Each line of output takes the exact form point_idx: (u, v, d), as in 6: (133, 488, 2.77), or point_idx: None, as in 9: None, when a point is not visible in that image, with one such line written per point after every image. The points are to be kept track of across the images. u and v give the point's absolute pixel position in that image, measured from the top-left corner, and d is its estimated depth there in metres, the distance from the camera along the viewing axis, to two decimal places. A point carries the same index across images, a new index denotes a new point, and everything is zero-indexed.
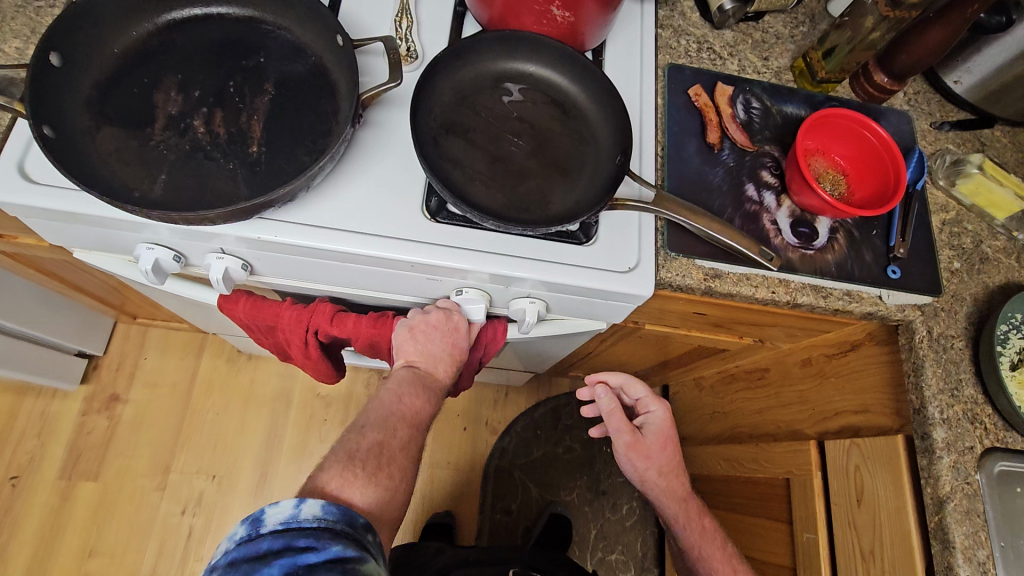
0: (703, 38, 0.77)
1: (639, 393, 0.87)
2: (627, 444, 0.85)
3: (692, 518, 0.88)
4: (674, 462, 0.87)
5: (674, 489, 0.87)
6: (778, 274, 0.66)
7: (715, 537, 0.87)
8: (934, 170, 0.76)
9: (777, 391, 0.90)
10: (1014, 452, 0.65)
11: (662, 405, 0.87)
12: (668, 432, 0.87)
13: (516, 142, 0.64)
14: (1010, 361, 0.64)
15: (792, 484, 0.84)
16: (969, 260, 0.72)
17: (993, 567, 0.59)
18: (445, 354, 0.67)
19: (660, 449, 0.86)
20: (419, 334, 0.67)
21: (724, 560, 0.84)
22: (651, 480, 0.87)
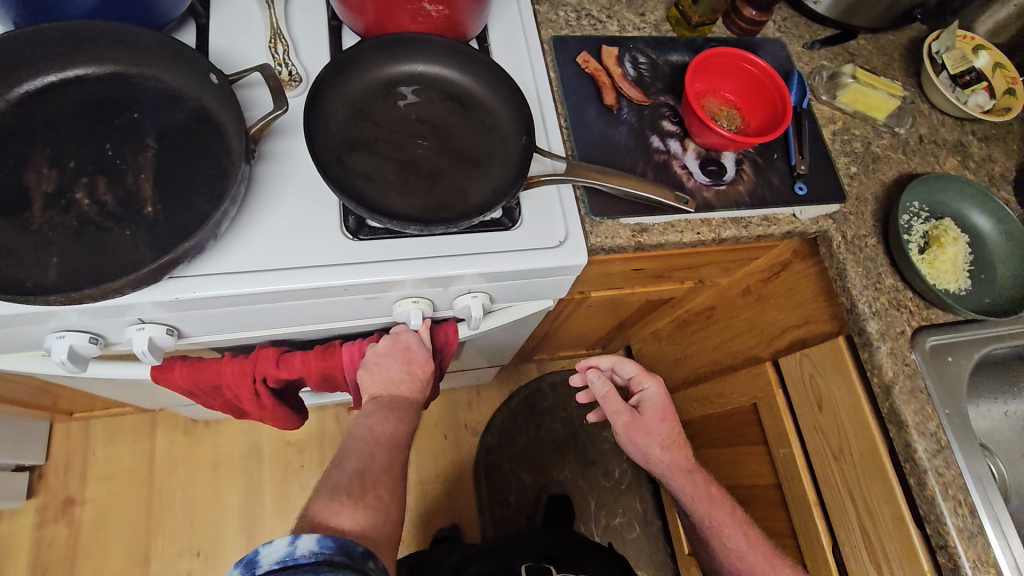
0: (580, 7, 0.79)
1: (631, 371, 0.88)
2: (625, 422, 0.86)
3: (701, 491, 0.87)
4: (676, 433, 0.89)
5: (680, 461, 0.88)
6: (698, 215, 0.68)
7: (728, 507, 0.86)
8: (815, 87, 0.81)
9: (727, 325, 0.94)
10: (940, 326, 0.69)
11: (655, 380, 0.88)
12: (665, 405, 0.88)
13: (421, 143, 0.63)
14: (918, 245, 0.72)
15: (760, 407, 0.88)
16: (864, 162, 0.77)
17: (944, 436, 0.63)
18: (405, 374, 0.67)
19: (660, 421, 0.87)
20: (374, 366, 0.66)
21: (738, 529, 0.83)
22: (655, 456, 0.88)
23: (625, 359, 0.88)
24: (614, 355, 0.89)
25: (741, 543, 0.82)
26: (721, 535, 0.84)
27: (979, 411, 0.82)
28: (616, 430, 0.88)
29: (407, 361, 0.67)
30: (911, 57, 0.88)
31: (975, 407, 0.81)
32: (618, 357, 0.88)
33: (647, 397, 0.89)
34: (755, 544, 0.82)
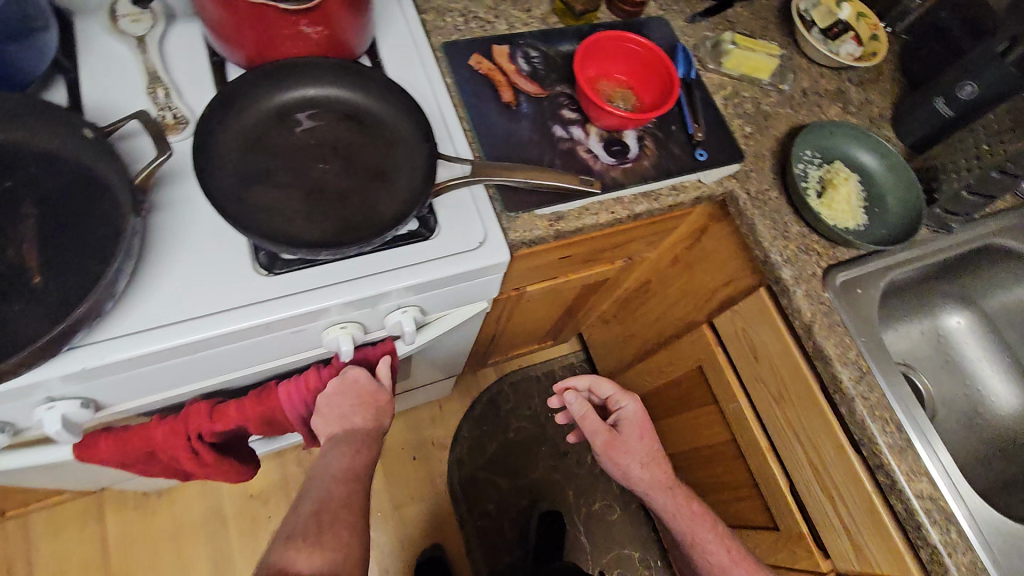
0: (466, 10, 0.80)
1: (608, 390, 0.92)
2: (604, 441, 0.88)
3: (682, 507, 0.88)
4: (656, 450, 0.90)
5: (660, 477, 0.89)
6: (610, 195, 0.70)
7: (710, 522, 0.87)
8: (702, 57, 0.84)
9: (663, 295, 0.98)
10: (847, 262, 0.74)
11: (632, 399, 0.92)
12: (643, 423, 0.90)
13: (324, 167, 0.62)
14: (816, 190, 0.76)
15: (705, 368, 0.91)
16: (756, 121, 0.81)
17: (866, 363, 0.67)
18: (357, 409, 0.65)
19: (638, 440, 0.89)
20: (326, 407, 0.65)
21: (720, 545, 0.84)
22: (634, 474, 0.89)
23: (601, 378, 0.91)
24: (591, 375, 0.93)
25: (721, 557, 0.83)
26: (702, 550, 0.85)
27: (897, 335, 0.88)
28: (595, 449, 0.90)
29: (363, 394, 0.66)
30: (784, 17, 0.93)
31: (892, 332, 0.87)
32: (595, 376, 0.92)
33: (625, 415, 0.92)
34: (736, 559, 0.83)
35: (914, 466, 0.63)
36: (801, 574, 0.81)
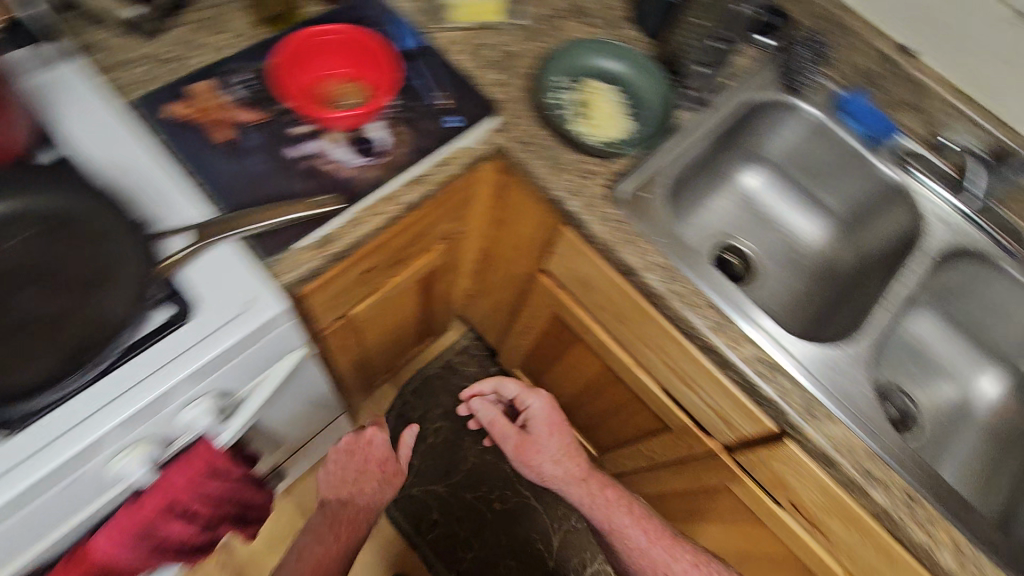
0: (150, 51, 0.69)
1: (514, 391, 1.01)
2: (514, 444, 0.99)
3: (600, 499, 0.96)
4: (569, 442, 0.99)
5: (575, 471, 0.97)
6: (373, 195, 0.64)
7: (626, 506, 0.96)
8: (430, 17, 0.79)
9: (501, 255, 0.97)
10: (631, 172, 0.74)
11: (538, 397, 1.00)
12: (554, 419, 0.99)
13: (25, 295, 0.53)
14: (578, 112, 0.76)
15: (560, 312, 0.92)
16: (505, 64, 0.78)
17: (671, 263, 0.70)
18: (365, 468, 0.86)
19: (550, 436, 0.97)
20: (340, 464, 0.86)
21: (636, 524, 0.94)
22: (549, 471, 0.98)
23: (507, 379, 1.00)
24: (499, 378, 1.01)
25: (642, 537, 0.92)
26: (623, 536, 0.93)
27: (706, 212, 0.94)
28: (508, 450, 1.00)
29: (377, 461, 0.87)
30: None
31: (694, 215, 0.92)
32: (501, 380, 1.01)
33: (533, 413, 1.01)
34: (652, 535, 0.92)
35: (736, 334, 0.67)
36: (699, 459, 0.87)
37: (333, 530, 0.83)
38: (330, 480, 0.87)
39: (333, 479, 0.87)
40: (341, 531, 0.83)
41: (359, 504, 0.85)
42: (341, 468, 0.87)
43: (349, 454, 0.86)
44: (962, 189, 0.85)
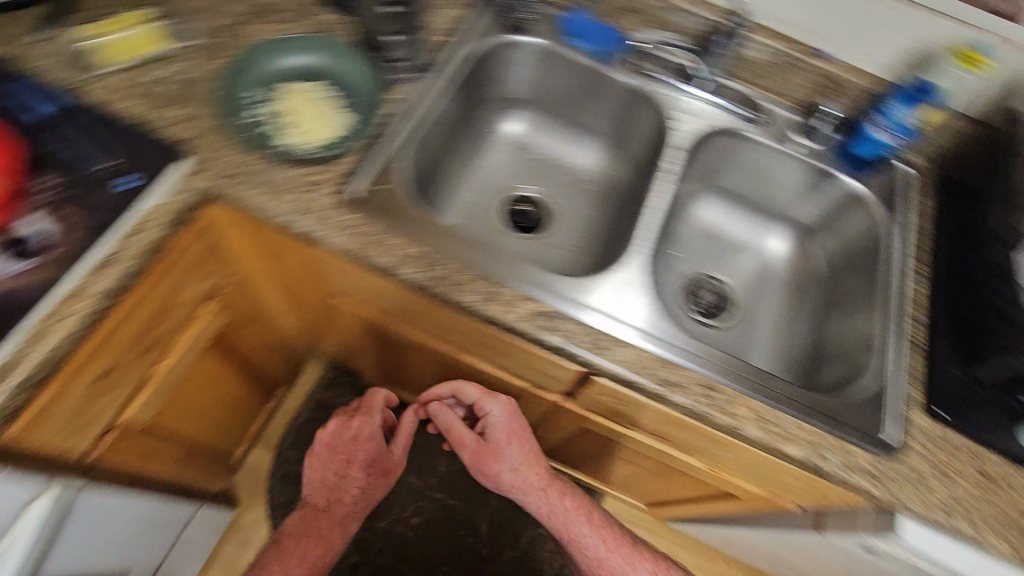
0: None
1: (473, 396, 0.88)
2: (473, 449, 0.92)
3: (556, 507, 0.95)
4: (530, 454, 0.93)
5: (534, 481, 0.93)
6: (55, 296, 0.57)
7: (584, 513, 0.96)
8: (77, 70, 0.69)
9: (298, 290, 0.86)
10: (359, 169, 0.69)
11: (499, 403, 0.87)
12: (515, 426, 0.90)
13: None
14: (280, 121, 0.69)
15: (377, 323, 0.86)
16: (183, 94, 0.69)
17: (425, 249, 0.66)
18: (348, 465, 0.97)
19: (507, 445, 0.90)
20: (318, 463, 0.98)
21: (592, 532, 0.95)
22: (506, 478, 0.93)
23: (465, 381, 0.87)
24: (455, 379, 0.89)
25: (598, 546, 0.95)
26: (580, 543, 0.95)
27: (484, 168, 0.93)
28: (467, 455, 0.94)
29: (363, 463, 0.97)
30: None
31: (462, 184, 0.91)
32: (460, 382, 0.88)
33: (490, 421, 0.90)
34: (611, 543, 0.95)
35: (509, 297, 0.66)
36: (551, 410, 0.87)
37: (315, 527, 0.94)
38: (316, 469, 0.98)
39: (318, 469, 0.98)
40: (319, 531, 0.94)
41: (344, 501, 0.97)
42: (336, 452, 0.97)
43: (332, 446, 0.98)
44: (692, 78, 0.87)
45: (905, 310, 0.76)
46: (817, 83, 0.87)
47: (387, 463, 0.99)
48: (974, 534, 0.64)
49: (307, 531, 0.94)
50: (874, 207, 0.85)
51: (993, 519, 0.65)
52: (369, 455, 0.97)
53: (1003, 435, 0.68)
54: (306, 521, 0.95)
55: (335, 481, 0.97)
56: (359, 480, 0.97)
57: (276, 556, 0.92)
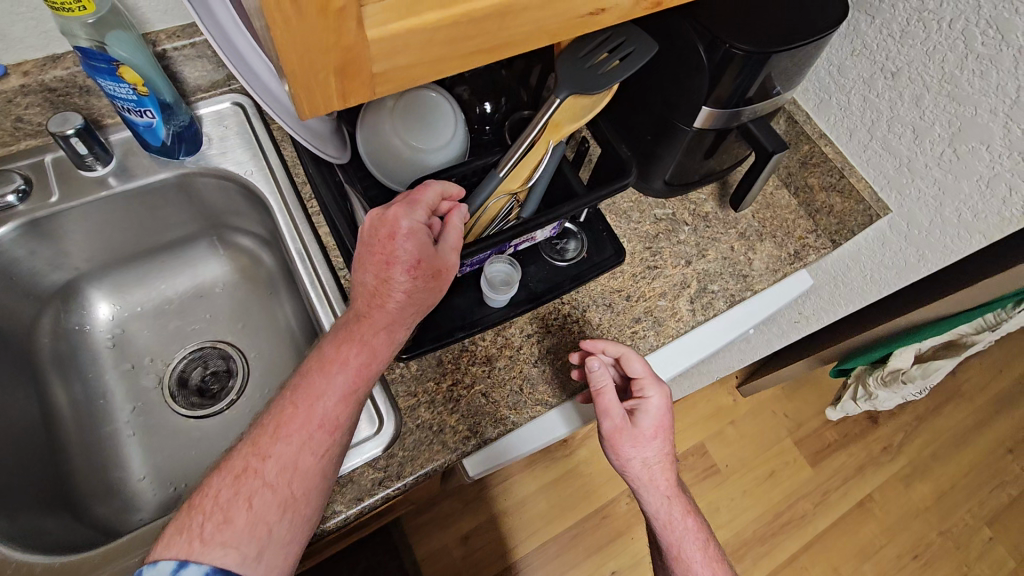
0: None
1: (637, 368, 0.61)
2: (615, 427, 0.60)
3: (677, 519, 0.64)
4: (664, 458, 0.63)
5: (661, 484, 0.62)
6: None
7: (705, 539, 0.64)
8: None
9: None
10: None
11: (662, 392, 0.61)
12: (662, 424, 0.61)
13: None
14: None
15: None
16: None
17: None
18: (388, 275, 0.51)
19: (653, 439, 0.61)
20: (366, 260, 0.51)
21: (708, 566, 0.63)
22: (636, 467, 0.61)
23: (631, 354, 0.61)
24: (621, 343, 0.62)
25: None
26: (688, 567, 0.63)
27: None
28: (606, 429, 0.60)
29: (413, 268, 0.50)
30: None
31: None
32: (626, 348, 0.62)
33: (647, 412, 0.60)
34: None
35: None
36: None
37: (336, 366, 0.51)
38: (354, 289, 0.53)
39: (359, 291, 0.52)
40: (341, 376, 0.51)
41: (388, 312, 0.52)
42: (373, 256, 0.51)
43: (372, 246, 0.51)
44: None
45: (325, 268, 0.67)
46: (43, 103, 0.63)
47: (440, 263, 0.52)
48: (504, 429, 0.60)
49: (349, 340, 0.52)
50: (212, 166, 0.70)
51: (511, 395, 0.62)
52: (411, 255, 0.50)
53: (470, 314, 0.63)
54: (326, 351, 0.52)
55: (371, 301, 0.52)
56: (402, 285, 0.51)
57: (310, 363, 0.52)
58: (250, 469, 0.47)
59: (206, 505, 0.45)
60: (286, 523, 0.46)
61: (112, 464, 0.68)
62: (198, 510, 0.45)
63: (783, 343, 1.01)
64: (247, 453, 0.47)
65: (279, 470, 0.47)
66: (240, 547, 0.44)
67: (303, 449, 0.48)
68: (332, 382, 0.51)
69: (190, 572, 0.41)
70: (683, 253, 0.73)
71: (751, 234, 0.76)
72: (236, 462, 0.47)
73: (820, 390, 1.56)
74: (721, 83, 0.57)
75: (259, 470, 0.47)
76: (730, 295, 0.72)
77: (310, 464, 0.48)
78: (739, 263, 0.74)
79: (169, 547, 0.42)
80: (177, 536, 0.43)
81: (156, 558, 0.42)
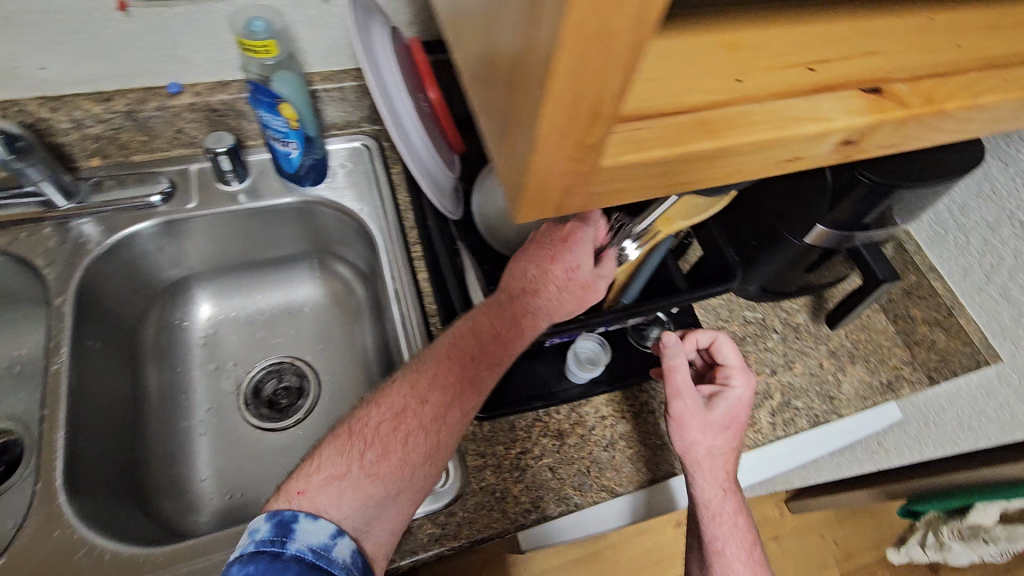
0: None
1: (729, 356, 0.62)
2: (687, 408, 0.58)
3: (728, 515, 0.60)
4: (733, 453, 0.60)
5: (722, 478, 0.58)
6: None
7: (749, 541, 0.62)
8: None
9: None
10: None
11: (745, 384, 0.61)
12: (738, 417, 0.60)
13: None
14: None
15: None
16: None
17: None
18: (544, 268, 0.55)
19: (724, 428, 0.59)
20: (531, 253, 0.57)
21: (747, 567, 0.61)
22: (702, 455, 0.58)
23: (725, 341, 0.62)
24: (714, 330, 0.64)
25: None
26: (726, 563, 0.61)
27: None
28: (679, 406, 0.58)
29: (570, 272, 0.55)
30: None
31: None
32: (719, 337, 0.63)
33: (726, 399, 0.60)
34: None
35: None
36: None
37: (494, 338, 0.53)
38: (517, 268, 0.57)
39: (524, 265, 0.56)
40: (498, 345, 0.53)
41: (540, 300, 0.55)
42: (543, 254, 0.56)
43: (544, 244, 0.57)
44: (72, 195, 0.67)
45: (417, 313, 0.68)
46: (204, 120, 0.70)
47: (591, 278, 0.56)
48: (566, 509, 0.58)
49: (501, 313, 0.54)
50: (337, 202, 0.75)
51: (578, 476, 0.60)
52: (578, 262, 0.56)
53: (552, 385, 0.63)
54: (482, 325, 0.53)
55: (530, 285, 0.55)
56: (555, 283, 0.55)
57: (458, 327, 0.54)
58: (409, 409, 0.50)
59: (366, 434, 0.49)
60: (425, 469, 0.49)
61: (182, 459, 0.70)
62: (360, 438, 0.49)
63: (852, 470, 0.95)
64: (406, 394, 0.51)
65: (434, 416, 0.50)
66: (387, 484, 0.47)
67: (452, 405, 0.51)
68: (483, 348, 0.53)
69: (345, 543, 0.44)
70: (769, 361, 0.72)
71: (842, 354, 0.73)
72: (396, 399, 0.50)
73: (878, 523, 1.44)
74: (841, 205, 0.57)
75: (417, 411, 0.50)
76: (813, 415, 0.69)
77: (456, 421, 0.51)
78: (827, 382, 0.71)
79: (325, 474, 0.47)
80: (339, 457, 0.48)
81: (315, 508, 0.45)
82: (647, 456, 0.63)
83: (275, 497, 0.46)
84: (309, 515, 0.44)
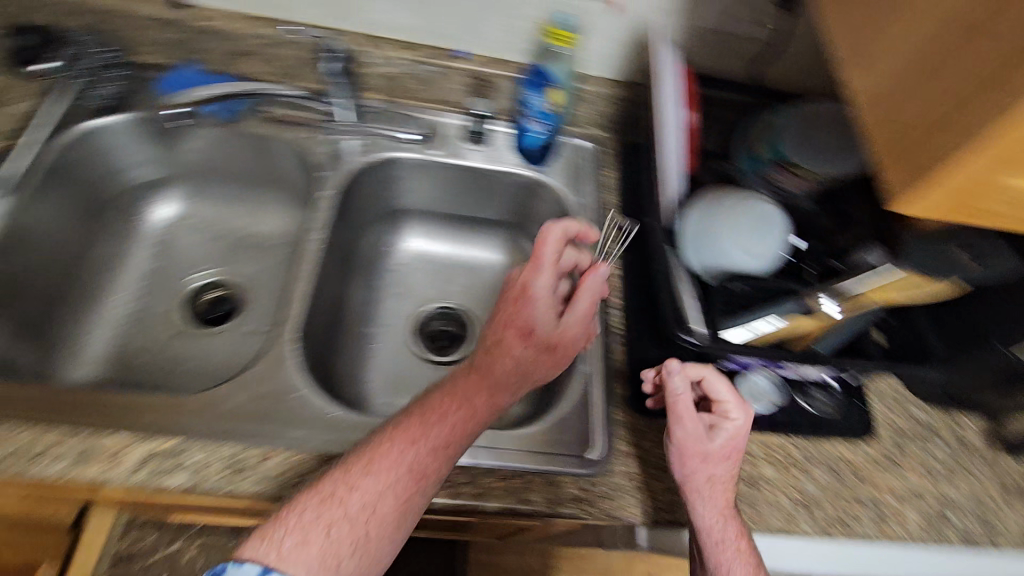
0: None
1: (720, 391, 0.57)
2: (684, 437, 0.56)
3: (730, 551, 0.54)
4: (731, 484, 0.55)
5: (721, 510, 0.54)
6: None
7: None
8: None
9: None
10: None
11: (746, 414, 0.56)
12: (739, 448, 0.56)
13: None
14: None
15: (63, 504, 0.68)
16: None
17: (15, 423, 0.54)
18: (511, 319, 0.61)
19: (724, 459, 0.55)
20: (511, 302, 0.63)
21: None
22: (700, 485, 0.55)
23: (713, 373, 0.57)
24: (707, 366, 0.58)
25: None
26: None
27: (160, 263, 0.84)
28: (677, 435, 0.56)
29: (524, 333, 0.60)
30: None
31: (109, 294, 0.79)
32: (709, 369, 0.57)
33: (725, 430, 0.56)
34: None
35: (116, 447, 0.55)
36: None
37: (445, 426, 0.54)
38: (499, 324, 0.62)
39: (498, 324, 0.62)
40: (446, 428, 0.54)
41: (501, 376, 0.58)
42: (501, 312, 0.63)
43: (508, 295, 0.64)
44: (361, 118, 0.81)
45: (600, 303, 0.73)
46: (471, 85, 0.82)
47: (555, 337, 0.60)
48: None
49: (459, 396, 0.57)
50: (557, 192, 0.82)
51: None
52: (527, 324, 0.60)
53: None
54: (432, 416, 0.55)
55: (491, 357, 0.59)
56: (517, 351, 0.59)
57: (403, 415, 0.55)
58: (337, 497, 0.50)
59: (287, 519, 0.49)
60: (355, 559, 0.49)
61: (358, 356, 0.80)
62: (281, 523, 0.48)
63: None
64: (337, 479, 0.51)
65: (362, 506, 0.50)
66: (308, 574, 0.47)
67: (387, 490, 0.51)
68: (433, 432, 0.54)
69: None
70: (930, 465, 0.68)
71: (1011, 488, 0.68)
72: (324, 486, 0.50)
73: None
74: None
75: (343, 498, 0.50)
76: (968, 535, 0.64)
77: (388, 509, 0.50)
78: (988, 509, 0.67)
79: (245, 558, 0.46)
80: (260, 542, 0.47)
81: (248, 556, 0.47)
82: (785, 507, 0.63)
83: (244, 546, 0.47)
84: (238, 561, 0.46)
